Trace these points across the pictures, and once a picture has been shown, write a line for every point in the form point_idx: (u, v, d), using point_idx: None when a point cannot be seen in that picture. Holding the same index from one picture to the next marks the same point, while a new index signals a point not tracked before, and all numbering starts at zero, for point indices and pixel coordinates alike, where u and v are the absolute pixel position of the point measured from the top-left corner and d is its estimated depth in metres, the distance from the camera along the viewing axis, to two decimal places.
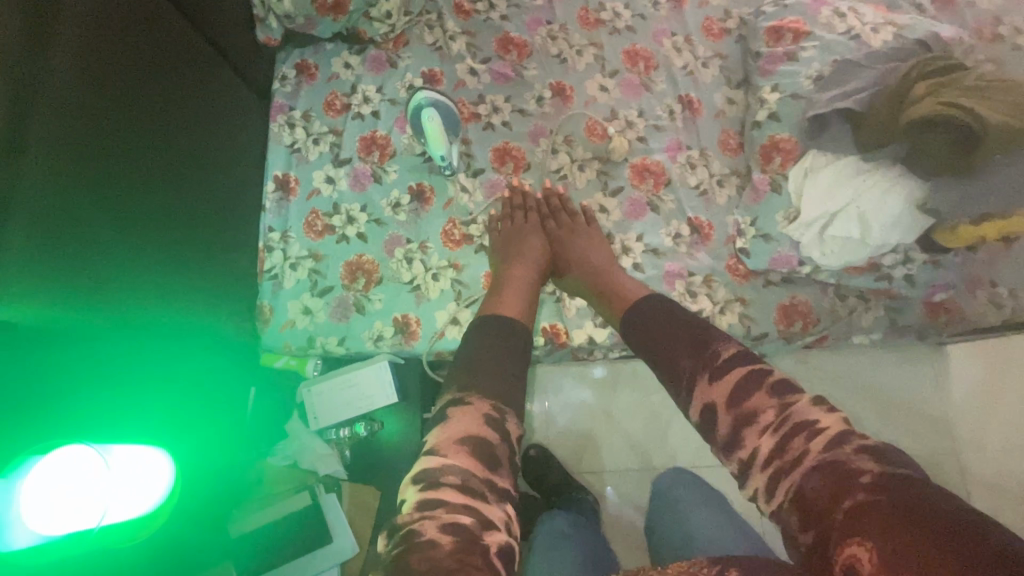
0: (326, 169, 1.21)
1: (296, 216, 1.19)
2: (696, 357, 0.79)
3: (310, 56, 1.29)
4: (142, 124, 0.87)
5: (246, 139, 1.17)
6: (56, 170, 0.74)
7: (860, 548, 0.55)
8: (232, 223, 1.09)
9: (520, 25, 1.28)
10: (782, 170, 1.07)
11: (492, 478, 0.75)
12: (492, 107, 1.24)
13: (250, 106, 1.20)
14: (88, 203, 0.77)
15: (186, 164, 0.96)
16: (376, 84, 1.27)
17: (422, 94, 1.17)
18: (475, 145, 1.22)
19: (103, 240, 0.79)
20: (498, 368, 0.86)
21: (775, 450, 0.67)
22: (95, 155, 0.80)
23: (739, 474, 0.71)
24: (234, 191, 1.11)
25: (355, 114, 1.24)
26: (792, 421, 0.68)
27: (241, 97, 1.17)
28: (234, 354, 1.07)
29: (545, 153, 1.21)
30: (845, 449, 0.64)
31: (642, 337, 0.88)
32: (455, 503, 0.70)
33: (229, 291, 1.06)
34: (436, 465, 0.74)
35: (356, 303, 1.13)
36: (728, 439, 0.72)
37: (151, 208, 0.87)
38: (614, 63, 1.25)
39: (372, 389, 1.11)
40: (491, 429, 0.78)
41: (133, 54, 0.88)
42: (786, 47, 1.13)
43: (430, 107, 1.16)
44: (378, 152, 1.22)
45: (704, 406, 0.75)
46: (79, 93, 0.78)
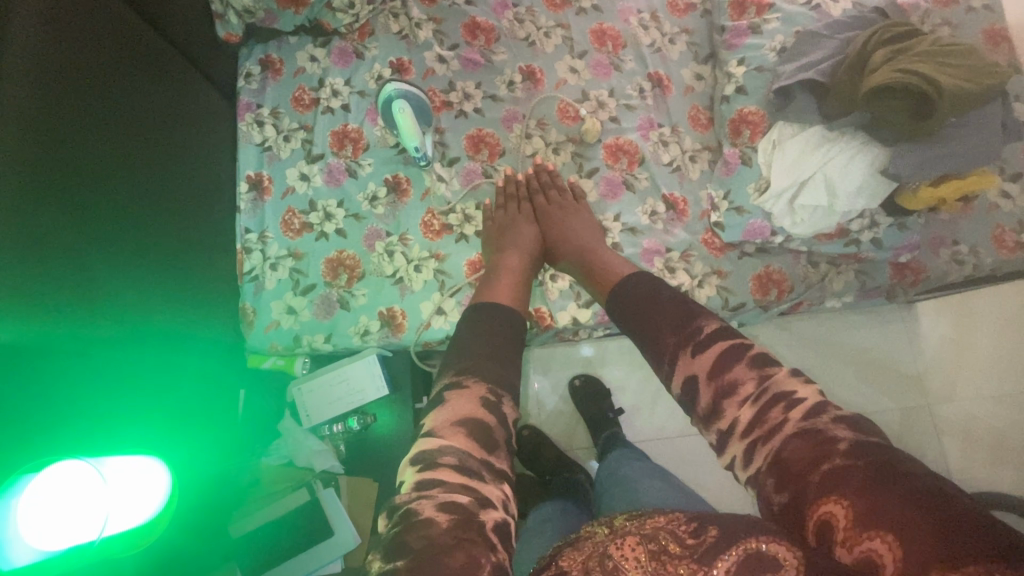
0: (300, 166, 1.20)
1: (272, 215, 1.18)
2: (678, 331, 0.82)
3: (275, 52, 1.27)
4: (109, 134, 0.86)
5: (217, 141, 1.16)
6: (25, 182, 0.72)
7: (837, 505, 0.59)
8: (210, 227, 1.09)
9: (486, 9, 1.27)
10: (751, 142, 1.10)
11: (489, 458, 0.78)
12: (463, 94, 1.23)
13: (216, 105, 1.18)
14: (59, 215, 0.76)
15: (159, 172, 0.95)
16: (344, 77, 1.25)
17: (391, 86, 1.15)
18: (449, 133, 1.21)
19: (76, 252, 0.78)
20: (486, 350, 0.88)
21: (754, 421, 0.71)
22: (65, 168, 0.78)
23: (718, 445, 0.75)
24: (207, 194, 1.10)
25: (324, 109, 1.23)
26: (771, 393, 0.72)
27: (208, 98, 1.15)
28: (222, 357, 1.08)
29: (519, 138, 1.21)
30: (822, 418, 0.67)
31: (629, 316, 0.90)
32: (452, 483, 0.72)
33: (212, 295, 1.06)
34: (434, 446, 0.77)
35: (340, 299, 1.13)
36: (709, 410, 0.76)
37: (129, 220, 0.87)
38: (582, 44, 1.25)
39: (363, 382, 1.12)
40: (486, 410, 0.81)
41: (93, 59, 0.86)
42: (750, 20, 1.14)
43: (401, 99, 1.15)
44: (352, 146, 1.21)
45: (687, 377, 0.79)
46: (39, 102, 0.76)
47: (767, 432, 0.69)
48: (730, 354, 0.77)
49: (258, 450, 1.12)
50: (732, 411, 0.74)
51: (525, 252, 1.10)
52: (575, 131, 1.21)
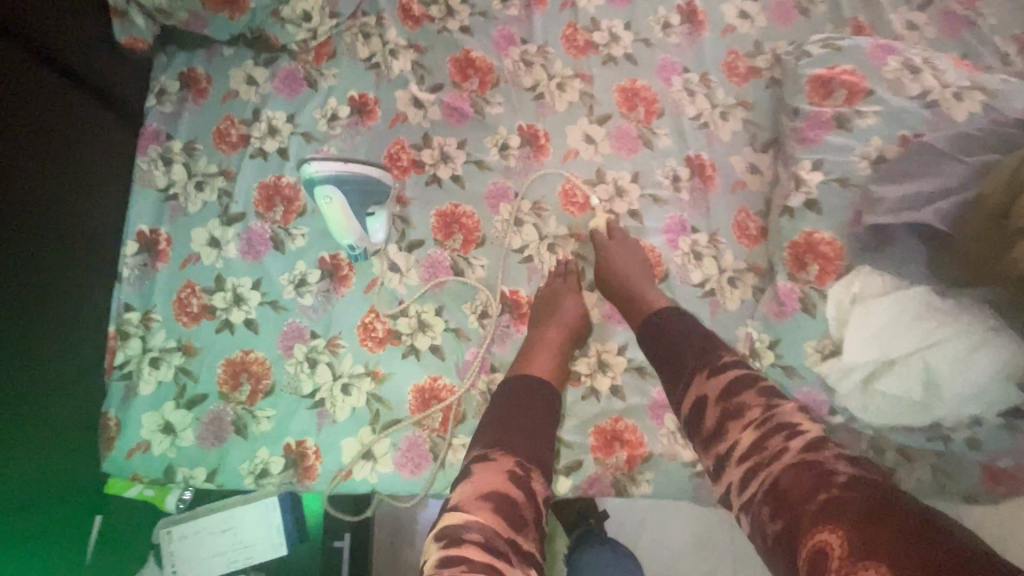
0: (211, 227, 0.91)
1: (164, 290, 0.89)
2: (700, 355, 0.70)
3: (200, 65, 0.97)
4: None
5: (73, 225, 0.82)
6: None
7: (832, 534, 0.49)
8: (30, 367, 0.75)
9: (486, 43, 0.97)
10: (818, 283, 0.80)
11: (516, 539, 0.59)
12: (440, 153, 0.93)
13: (92, 161, 0.86)
14: None
15: None
16: (287, 111, 0.95)
17: (314, 166, 0.85)
18: (414, 205, 0.91)
19: None
20: (520, 423, 0.70)
21: (754, 446, 0.60)
22: None
23: (714, 471, 0.64)
24: (24, 322, 0.74)
25: (254, 151, 0.93)
26: (775, 420, 0.61)
27: (68, 159, 0.81)
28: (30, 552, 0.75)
29: (505, 224, 0.91)
30: (825, 450, 0.56)
31: (656, 346, 0.76)
32: (478, 563, 0.55)
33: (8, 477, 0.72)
34: (452, 520, 0.59)
35: (236, 421, 0.85)
36: (713, 432, 0.64)
37: None
38: (604, 104, 0.95)
39: (254, 535, 0.85)
40: (517, 485, 0.63)
41: None
42: (836, 107, 0.84)
43: (330, 183, 0.85)
44: (282, 208, 0.91)
45: (697, 400, 0.67)
46: None
47: (767, 458, 0.59)
48: (742, 381, 0.65)
49: None
50: (733, 434, 0.62)
51: (569, 330, 0.84)
52: (582, 223, 0.91)
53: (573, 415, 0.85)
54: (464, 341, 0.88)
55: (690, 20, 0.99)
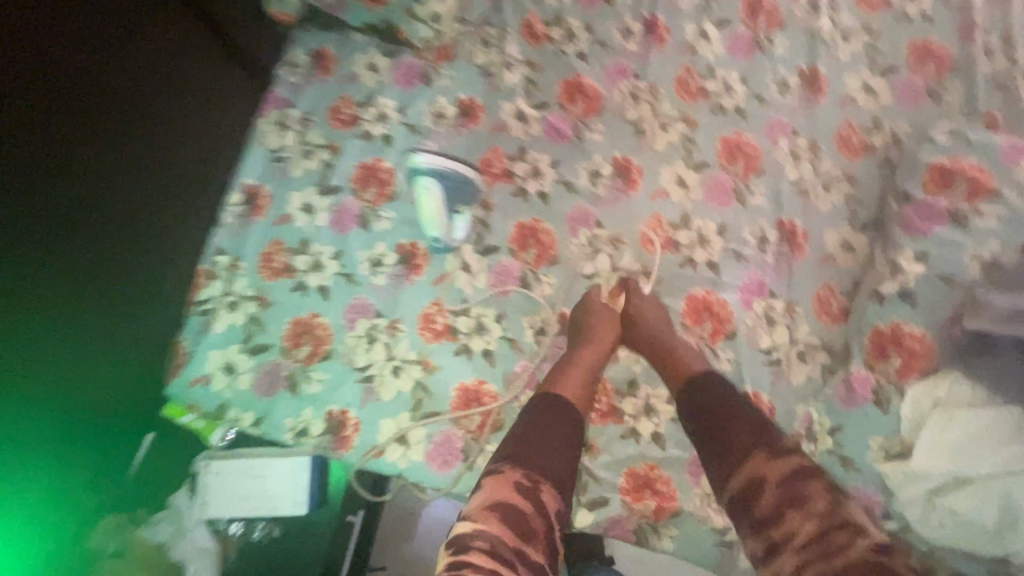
0: (308, 194, 0.97)
1: (255, 243, 0.95)
2: (755, 433, 0.68)
3: (333, 46, 1.05)
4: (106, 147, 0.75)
5: (156, 134, 0.83)
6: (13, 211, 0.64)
7: None
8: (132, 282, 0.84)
9: (599, 71, 1.00)
10: (897, 378, 0.76)
11: (524, 549, 0.61)
12: (531, 168, 0.95)
13: (202, 98, 0.91)
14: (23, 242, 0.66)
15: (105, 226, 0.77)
16: (399, 101, 1.01)
17: (421, 158, 0.89)
18: (496, 212, 0.94)
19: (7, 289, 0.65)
20: (552, 447, 0.70)
21: (815, 538, 0.59)
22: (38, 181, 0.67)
23: (764, 557, 0.62)
24: (130, 243, 0.82)
25: (362, 133, 0.99)
26: (840, 516, 0.60)
27: (158, 64, 0.81)
28: (37, 444, 0.74)
29: (581, 248, 0.92)
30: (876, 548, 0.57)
31: (700, 413, 0.74)
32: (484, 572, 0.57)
33: (31, 368, 0.71)
34: (460, 527, 0.61)
35: (290, 377, 0.89)
36: (766, 515, 0.63)
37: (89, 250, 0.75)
38: (703, 152, 0.95)
39: (280, 490, 0.88)
40: (525, 498, 0.64)
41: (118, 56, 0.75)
42: (957, 200, 0.81)
43: (430, 177, 0.89)
44: (376, 189, 0.96)
45: (750, 479, 0.65)
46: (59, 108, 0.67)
47: (831, 548, 0.58)
48: (803, 470, 0.64)
49: (139, 513, 0.91)
50: (793, 523, 0.61)
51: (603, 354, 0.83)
52: (658, 263, 0.90)
53: (609, 452, 0.83)
54: (516, 353, 0.89)
55: (810, 85, 0.97)
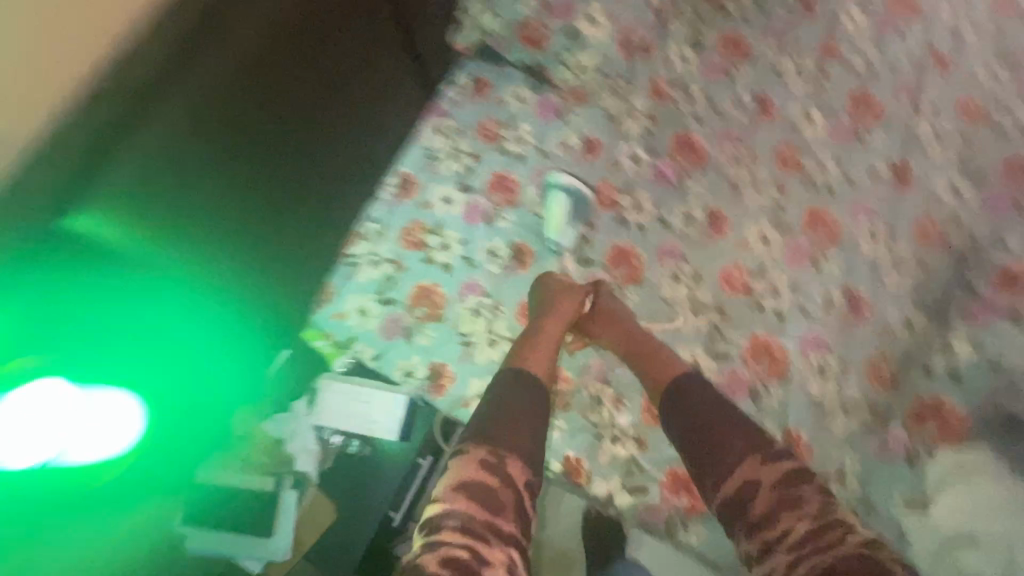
0: (449, 189, 1.19)
1: (401, 219, 1.18)
2: (749, 438, 0.76)
3: (490, 74, 1.26)
4: (338, 123, 0.98)
5: (364, 114, 1.04)
6: (274, 155, 0.88)
7: None
8: (329, 231, 1.06)
9: (709, 133, 1.17)
10: (931, 443, 0.90)
11: (495, 521, 0.71)
12: (635, 202, 1.13)
13: (398, 95, 1.13)
14: (275, 180, 0.89)
15: (325, 182, 1.00)
16: (536, 128, 1.22)
17: (558, 175, 1.10)
18: (599, 232, 1.12)
19: (261, 214, 0.88)
20: (516, 417, 0.81)
21: (807, 536, 0.67)
22: (295, 137, 0.90)
23: (757, 556, 0.69)
24: (336, 200, 1.04)
25: (501, 149, 1.21)
26: (832, 517, 0.68)
27: (372, 51, 1.01)
28: (249, 340, 0.96)
29: (665, 276, 1.08)
30: (862, 544, 0.65)
31: (685, 420, 0.81)
32: (454, 547, 0.68)
33: (262, 266, 0.92)
34: (436, 509, 0.72)
35: (407, 328, 1.10)
36: (760, 518, 0.70)
37: (313, 198, 0.98)
38: (789, 217, 1.08)
39: (379, 416, 1.08)
40: (490, 474, 0.74)
41: (357, 54, 0.98)
42: (1016, 302, 0.96)
43: (561, 191, 1.10)
44: (504, 195, 1.17)
45: (745, 482, 0.72)
46: (315, 85, 0.91)
47: (824, 548, 0.65)
48: (795, 473, 0.72)
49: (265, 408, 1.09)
50: (786, 522, 0.68)
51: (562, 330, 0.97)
52: (730, 302, 1.04)
53: (657, 451, 0.97)
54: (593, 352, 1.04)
55: (898, 177, 1.09)
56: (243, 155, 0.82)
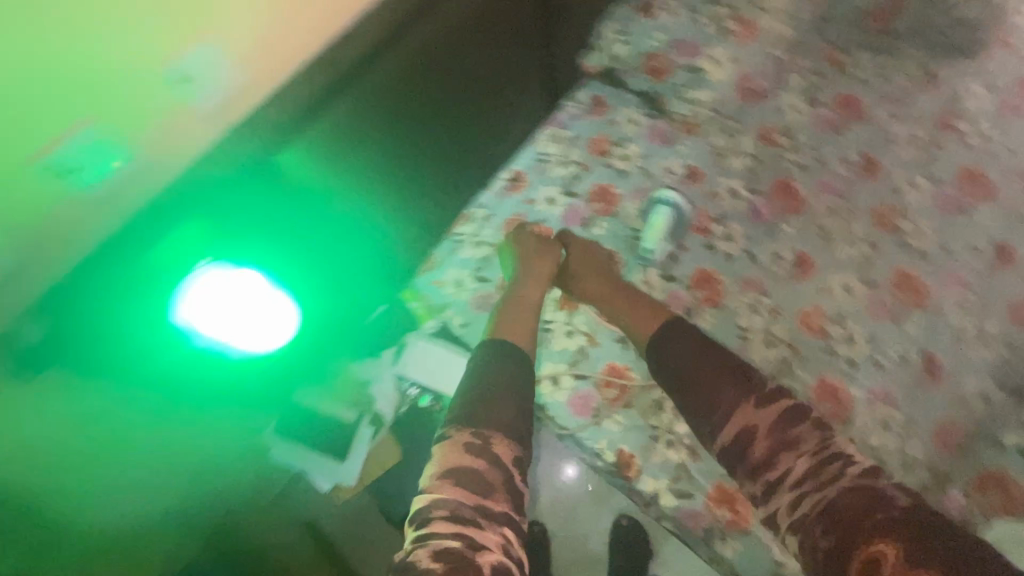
0: (553, 190, 1.29)
1: (506, 209, 1.28)
2: (742, 384, 0.86)
3: (607, 95, 1.35)
4: (480, 106, 1.12)
5: (500, 103, 1.18)
6: (430, 125, 1.02)
7: (889, 548, 0.69)
8: (444, 197, 1.20)
9: (810, 182, 1.22)
10: (989, 509, 0.96)
11: (485, 504, 0.81)
12: (727, 233, 1.20)
13: (527, 93, 1.27)
14: (424, 145, 1.04)
15: (455, 154, 1.14)
16: (644, 150, 1.31)
17: (667, 191, 1.19)
18: (686, 254, 1.19)
19: (405, 170, 1.03)
20: (500, 396, 0.91)
21: (809, 473, 0.78)
22: (448, 112, 1.05)
23: (763, 494, 0.81)
24: (457, 170, 1.18)
25: (609, 163, 1.30)
26: (828, 450, 0.79)
27: (521, 53, 1.15)
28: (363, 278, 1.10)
29: (743, 305, 1.13)
30: (865, 478, 0.76)
31: (677, 374, 0.92)
32: (446, 533, 0.77)
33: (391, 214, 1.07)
34: (425, 501, 0.82)
35: (497, 306, 1.19)
36: (763, 460, 0.81)
37: (443, 165, 1.13)
38: (878, 273, 1.12)
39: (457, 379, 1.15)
40: (477, 462, 0.83)
41: (510, 53, 1.12)
42: None
43: (667, 206, 1.18)
44: (604, 205, 1.27)
45: (745, 427, 0.83)
46: (474, 73, 1.05)
47: (821, 484, 0.77)
48: (790, 413, 0.83)
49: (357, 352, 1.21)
50: (787, 462, 0.80)
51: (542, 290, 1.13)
52: (804, 341, 1.09)
53: (708, 463, 1.02)
54: None
55: (996, 256, 1.11)
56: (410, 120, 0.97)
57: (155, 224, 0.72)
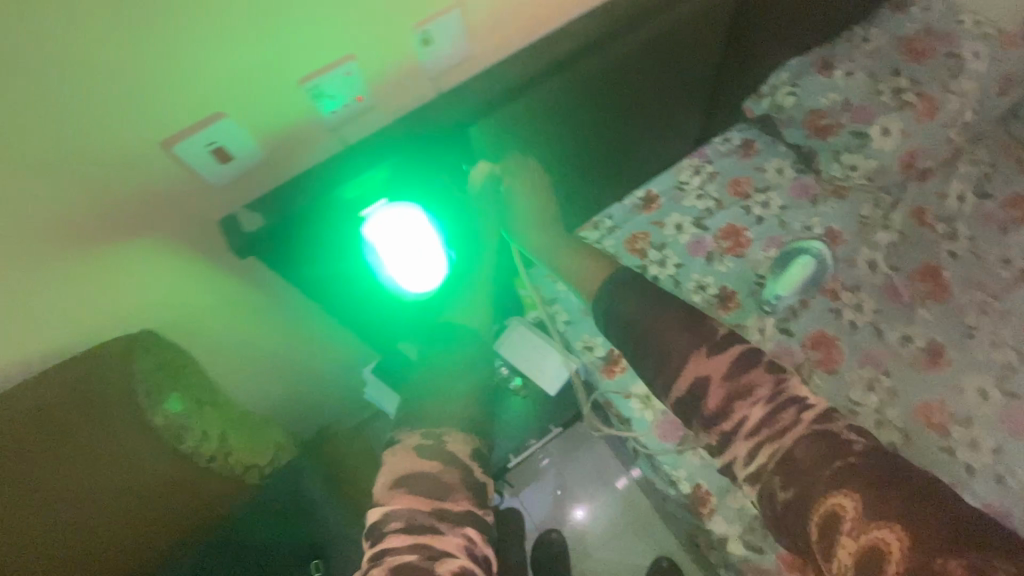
0: (683, 218, 1.32)
1: (632, 225, 1.33)
2: (692, 327, 0.87)
3: (762, 143, 1.40)
4: (642, 122, 1.17)
5: (659, 124, 1.22)
6: (597, 129, 1.08)
7: (846, 499, 0.71)
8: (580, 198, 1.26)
9: (960, 274, 1.17)
10: None
11: (439, 507, 0.78)
12: (856, 301, 1.17)
13: (686, 123, 1.30)
14: (584, 146, 1.10)
15: (604, 160, 1.20)
16: (784, 202, 1.31)
17: (816, 244, 1.18)
18: (808, 312, 1.17)
19: (560, 163, 1.10)
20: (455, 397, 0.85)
21: (765, 420, 0.79)
22: (615, 121, 1.11)
23: (720, 446, 0.82)
24: (599, 176, 1.24)
25: (746, 206, 1.31)
26: (783, 396, 0.80)
27: (694, 82, 1.18)
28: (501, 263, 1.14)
29: (860, 378, 1.10)
30: (831, 425, 0.77)
31: (630, 318, 0.91)
32: (401, 546, 0.74)
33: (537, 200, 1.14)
34: (379, 515, 0.79)
35: None
36: (717, 411, 0.81)
37: (591, 167, 1.18)
38: (1019, 385, 1.05)
39: (549, 368, 1.22)
40: (427, 469, 0.81)
41: (685, 82, 1.16)
42: None
43: (811, 258, 1.16)
44: (732, 244, 1.27)
45: (697, 378, 0.83)
46: (650, 92, 1.10)
47: (778, 434, 0.78)
48: (744, 359, 0.83)
49: None
50: (743, 410, 0.80)
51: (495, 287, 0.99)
52: (919, 432, 1.03)
53: None
54: None
55: None
56: (584, 121, 1.03)
57: (369, 155, 0.83)
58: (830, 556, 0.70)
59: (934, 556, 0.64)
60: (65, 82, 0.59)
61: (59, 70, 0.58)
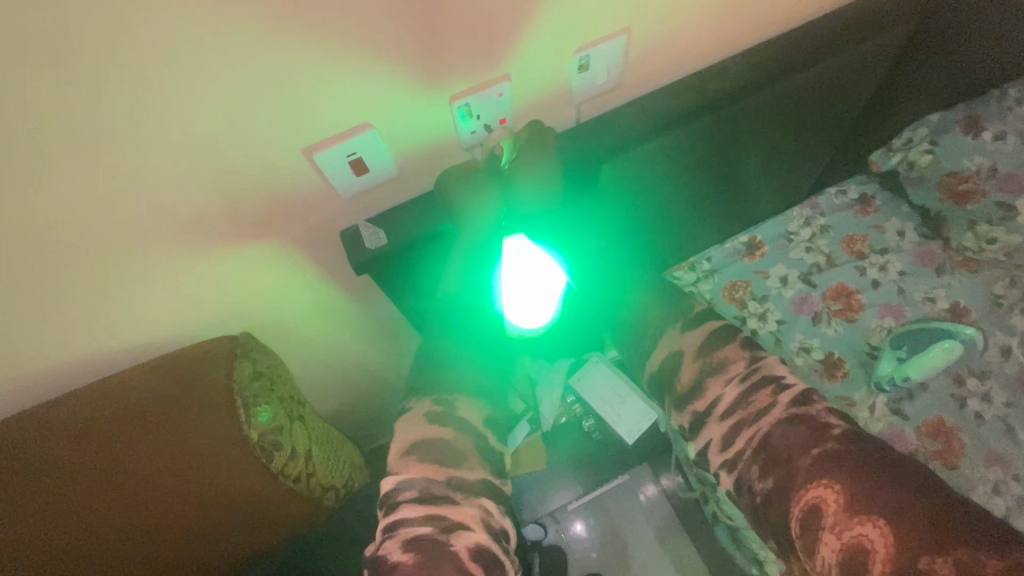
0: (789, 270, 1.23)
1: (733, 271, 1.24)
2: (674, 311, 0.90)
3: (882, 199, 1.28)
4: (767, 169, 1.10)
5: (781, 173, 1.15)
6: (723, 173, 1.01)
7: (828, 490, 0.67)
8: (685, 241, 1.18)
9: None
10: None
11: (454, 476, 0.74)
12: (984, 390, 1.05)
13: (805, 174, 1.22)
14: (706, 188, 1.03)
15: (719, 206, 1.13)
16: (904, 267, 1.20)
17: (969, 332, 1.06)
18: (925, 393, 1.07)
19: (679, 206, 1.03)
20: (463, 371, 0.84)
21: (740, 402, 0.78)
22: (742, 166, 1.03)
23: (693, 428, 0.81)
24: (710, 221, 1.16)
25: (860, 267, 1.21)
26: (760, 373, 0.79)
27: (828, 133, 1.10)
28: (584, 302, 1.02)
29: (983, 477, 0.98)
30: (813, 406, 0.75)
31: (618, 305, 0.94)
32: (415, 518, 0.70)
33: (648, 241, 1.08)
34: (391, 485, 0.74)
35: None
36: (694, 388, 0.82)
37: (705, 212, 1.11)
38: None
39: (628, 414, 1.12)
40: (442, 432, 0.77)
41: (819, 132, 1.08)
42: None
43: (951, 342, 1.04)
44: (842, 306, 1.17)
45: (675, 355, 0.85)
46: (784, 140, 1.03)
47: (754, 416, 0.76)
48: (719, 336, 0.84)
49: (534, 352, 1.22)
50: (716, 389, 0.80)
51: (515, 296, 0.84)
52: None
53: None
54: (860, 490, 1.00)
55: None
56: (712, 164, 0.97)
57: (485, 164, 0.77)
58: (815, 555, 0.66)
59: (921, 555, 0.60)
60: (226, 76, 0.58)
61: (228, 78, 0.58)
